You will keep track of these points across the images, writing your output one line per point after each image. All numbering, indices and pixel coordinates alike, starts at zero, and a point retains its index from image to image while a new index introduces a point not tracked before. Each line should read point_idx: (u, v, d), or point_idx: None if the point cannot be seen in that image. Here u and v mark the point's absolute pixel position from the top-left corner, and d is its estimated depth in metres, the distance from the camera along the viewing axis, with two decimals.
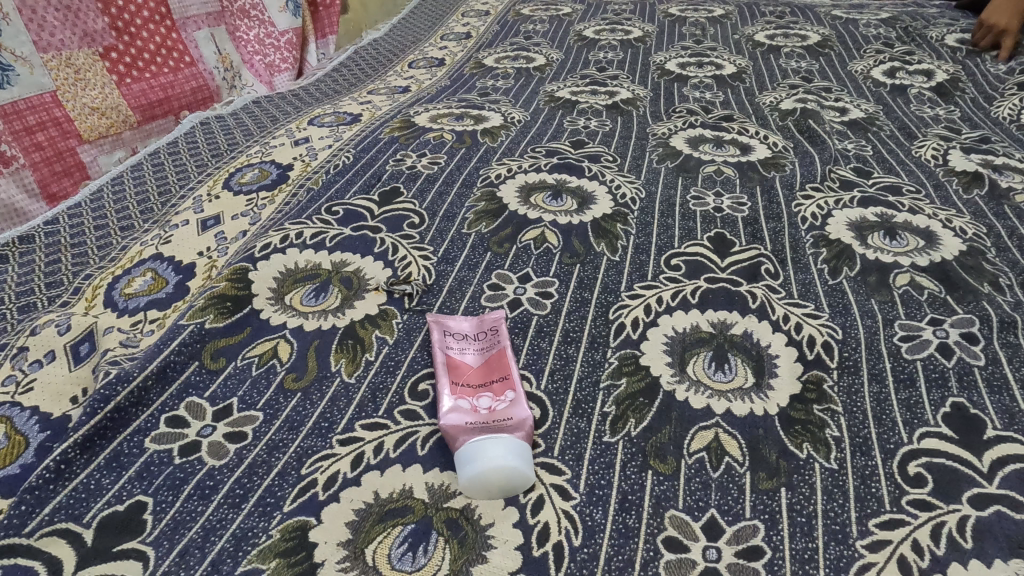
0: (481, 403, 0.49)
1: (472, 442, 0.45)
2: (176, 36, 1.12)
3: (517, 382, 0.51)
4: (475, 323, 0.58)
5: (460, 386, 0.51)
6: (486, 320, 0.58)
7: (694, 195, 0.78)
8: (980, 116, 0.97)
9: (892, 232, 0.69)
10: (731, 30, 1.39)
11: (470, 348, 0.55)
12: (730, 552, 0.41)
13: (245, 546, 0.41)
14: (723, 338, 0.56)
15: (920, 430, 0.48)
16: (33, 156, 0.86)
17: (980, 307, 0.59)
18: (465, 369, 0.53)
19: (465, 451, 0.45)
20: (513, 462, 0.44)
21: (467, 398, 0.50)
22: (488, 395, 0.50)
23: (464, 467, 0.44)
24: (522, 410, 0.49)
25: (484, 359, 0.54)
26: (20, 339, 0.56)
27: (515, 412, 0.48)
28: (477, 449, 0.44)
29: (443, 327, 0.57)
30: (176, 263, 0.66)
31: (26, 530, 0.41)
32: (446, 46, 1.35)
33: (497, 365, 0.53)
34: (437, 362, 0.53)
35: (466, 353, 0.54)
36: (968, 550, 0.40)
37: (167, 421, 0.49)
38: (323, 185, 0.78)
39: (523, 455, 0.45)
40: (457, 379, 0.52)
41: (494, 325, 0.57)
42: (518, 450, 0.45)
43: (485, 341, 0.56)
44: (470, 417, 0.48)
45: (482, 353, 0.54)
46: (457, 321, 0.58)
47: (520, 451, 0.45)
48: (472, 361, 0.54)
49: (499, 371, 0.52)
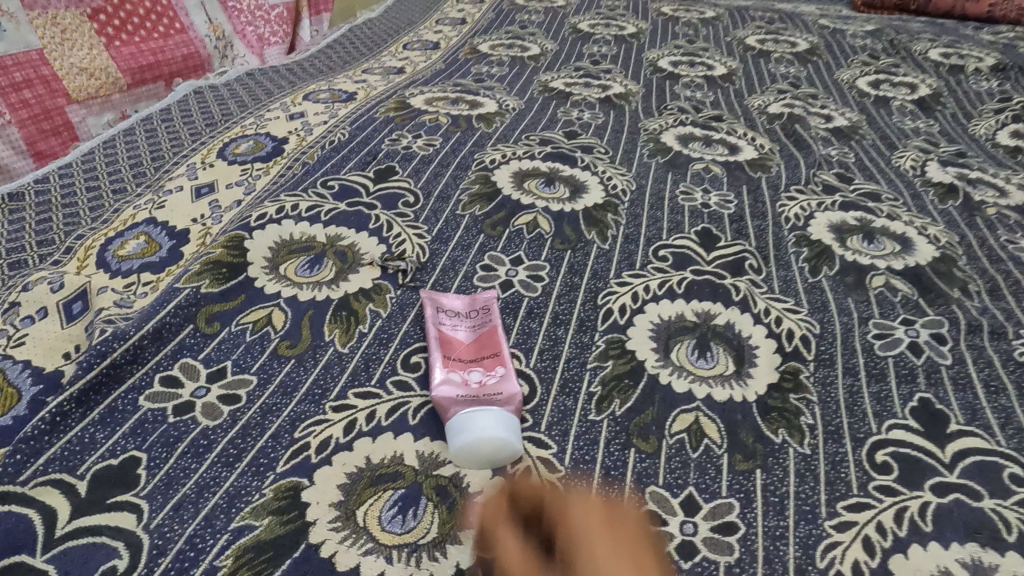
0: (471, 375, 0.51)
1: (464, 414, 0.47)
2: (167, 3, 1.11)
3: (507, 358, 0.53)
4: (469, 300, 0.59)
5: (452, 359, 0.53)
6: (478, 298, 0.59)
7: (683, 190, 0.80)
8: (957, 131, 1.01)
9: (870, 236, 0.72)
10: (722, 33, 1.41)
11: (462, 323, 0.57)
12: (706, 526, 0.43)
13: (239, 503, 0.42)
14: (707, 327, 0.58)
15: (889, 422, 0.50)
16: (20, 113, 0.85)
17: (950, 310, 0.62)
18: (458, 343, 0.54)
19: (456, 422, 0.47)
20: (501, 434, 0.45)
21: (457, 372, 0.51)
22: (479, 370, 0.52)
23: (453, 437, 0.46)
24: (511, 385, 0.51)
25: (475, 336, 0.55)
26: (11, 294, 0.56)
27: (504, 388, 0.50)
28: (469, 420, 0.46)
29: (437, 304, 0.58)
30: (170, 228, 0.66)
31: (21, 479, 0.42)
32: (442, 30, 1.36)
33: (488, 342, 0.55)
34: (429, 336, 0.55)
35: (459, 328, 0.56)
36: (928, 533, 0.43)
37: (162, 380, 0.49)
38: (319, 160, 0.79)
39: (512, 428, 0.47)
40: (448, 354, 0.53)
41: (487, 303, 0.59)
42: (506, 423, 0.46)
43: (479, 317, 0.57)
44: (462, 390, 0.50)
45: (475, 329, 0.56)
46: (451, 298, 0.59)
47: (509, 424, 0.46)
48: (465, 337, 0.55)
49: (490, 347, 0.54)
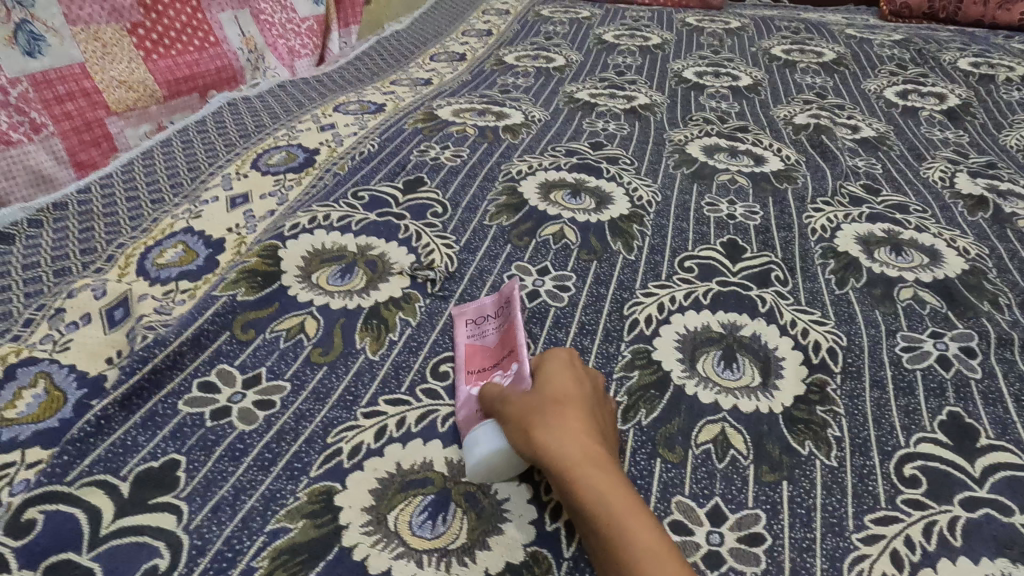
0: (490, 380, 0.51)
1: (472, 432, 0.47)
2: (201, 17, 1.14)
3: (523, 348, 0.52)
4: (493, 303, 0.59)
5: (476, 369, 0.53)
6: (501, 297, 0.59)
7: (709, 201, 0.80)
8: (987, 141, 1.00)
9: (898, 248, 0.72)
10: (747, 43, 1.41)
11: (487, 329, 0.57)
12: (732, 537, 0.43)
13: (274, 506, 0.43)
14: (733, 339, 0.59)
15: (917, 435, 0.50)
16: (63, 125, 0.88)
17: (979, 323, 0.61)
18: (483, 351, 0.55)
19: (469, 437, 0.47)
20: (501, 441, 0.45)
21: (480, 381, 0.52)
22: (499, 372, 0.52)
23: (466, 455, 0.46)
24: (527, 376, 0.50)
25: (497, 338, 0.56)
26: (57, 301, 0.58)
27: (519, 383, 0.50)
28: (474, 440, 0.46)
29: (464, 314, 0.59)
30: (206, 237, 0.68)
31: (68, 479, 0.44)
32: (468, 42, 1.37)
33: (507, 338, 0.55)
34: (456, 349, 0.56)
35: (484, 334, 0.57)
36: (957, 548, 0.43)
37: (200, 385, 0.51)
38: (349, 171, 0.81)
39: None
40: (472, 364, 0.54)
41: (509, 297, 0.59)
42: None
43: (502, 316, 0.57)
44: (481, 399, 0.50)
45: (498, 332, 0.56)
46: (478, 306, 0.60)
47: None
48: (490, 343, 0.56)
49: (509, 344, 0.54)
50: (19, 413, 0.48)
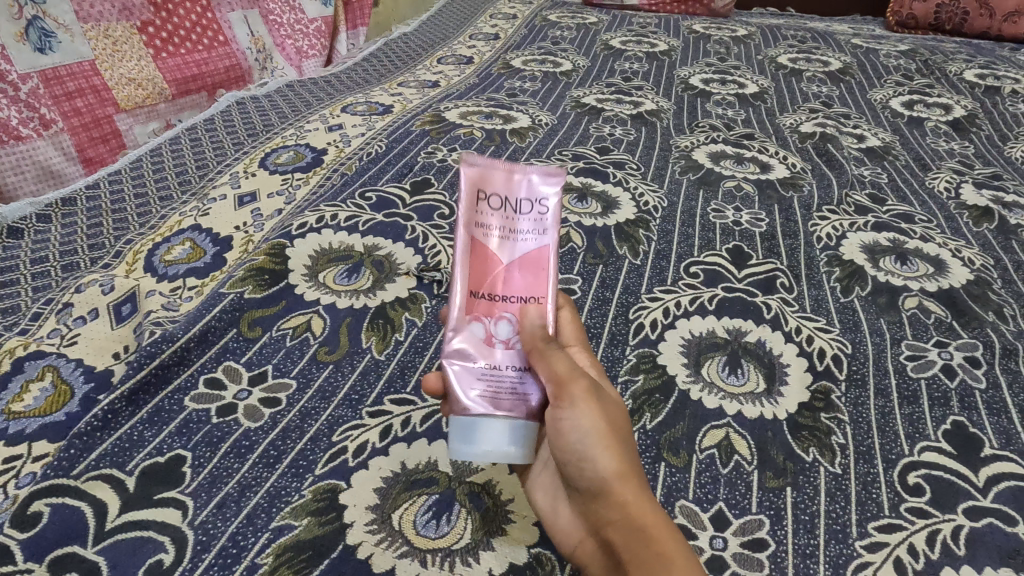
0: (497, 328, 0.42)
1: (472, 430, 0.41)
2: (211, 16, 1.15)
3: (551, 311, 0.43)
4: (526, 186, 0.42)
5: (484, 296, 0.42)
6: (541, 187, 0.43)
7: (714, 208, 0.80)
8: (992, 153, 1.00)
9: (903, 257, 0.72)
10: (754, 51, 1.42)
11: (510, 231, 0.42)
12: (735, 542, 0.43)
13: (279, 503, 0.43)
14: (738, 345, 0.59)
15: (921, 444, 0.50)
16: (72, 121, 0.88)
17: (984, 333, 0.61)
18: (497, 268, 0.42)
19: (463, 421, 0.41)
20: (508, 450, 0.41)
21: (484, 320, 0.42)
22: (514, 322, 0.42)
23: (460, 442, 0.41)
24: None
25: (520, 258, 0.42)
26: (65, 296, 0.59)
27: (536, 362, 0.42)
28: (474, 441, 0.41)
29: (484, 181, 0.42)
30: (214, 234, 0.68)
31: (75, 473, 0.44)
32: (475, 45, 1.38)
33: (537, 277, 0.43)
34: (459, 240, 0.42)
35: (504, 239, 0.42)
36: (961, 556, 0.43)
37: (206, 382, 0.51)
38: (357, 171, 0.81)
39: (528, 437, 0.41)
40: (480, 286, 0.42)
41: (551, 199, 0.43)
42: (516, 431, 0.41)
43: (534, 226, 0.42)
44: (483, 356, 0.42)
45: (525, 245, 0.42)
46: (502, 173, 0.42)
47: (521, 437, 0.41)
48: (505, 252, 0.42)
49: (537, 290, 0.43)
50: (26, 406, 0.49)
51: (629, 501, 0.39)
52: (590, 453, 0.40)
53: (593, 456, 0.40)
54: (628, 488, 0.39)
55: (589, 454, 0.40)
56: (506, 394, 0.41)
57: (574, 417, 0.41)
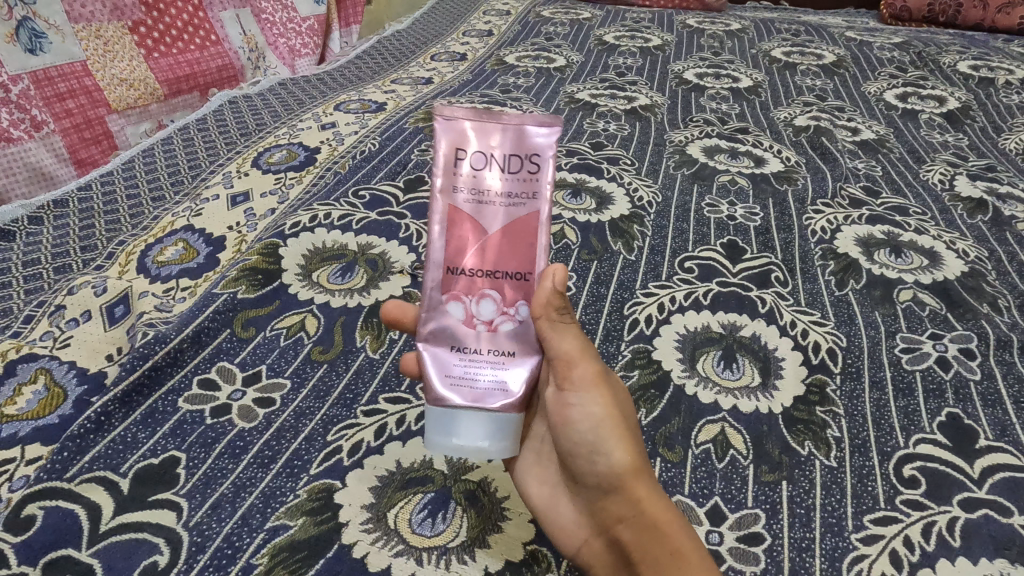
0: (475, 308, 0.42)
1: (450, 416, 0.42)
2: (203, 15, 1.14)
3: (536, 290, 0.42)
4: (506, 144, 0.41)
5: (462, 270, 0.42)
6: (524, 147, 0.41)
7: (709, 202, 0.80)
8: (987, 145, 1.00)
9: (897, 250, 0.72)
10: (748, 45, 1.42)
11: (490, 196, 0.41)
12: (731, 536, 0.43)
13: (274, 503, 0.43)
14: (733, 339, 0.59)
15: (916, 436, 0.50)
16: (64, 122, 0.88)
17: (978, 325, 0.61)
18: (476, 238, 0.42)
19: (439, 411, 0.42)
20: (481, 444, 0.42)
21: (463, 297, 0.42)
22: (494, 298, 0.42)
23: (437, 426, 0.42)
24: (529, 332, 0.43)
25: (502, 233, 0.42)
26: (58, 298, 0.58)
27: (515, 344, 0.43)
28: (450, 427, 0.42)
29: (462, 142, 0.42)
30: (207, 235, 0.68)
31: (68, 475, 0.44)
32: (468, 42, 1.37)
33: (518, 246, 0.42)
34: (436, 211, 0.42)
35: (483, 205, 0.41)
36: (956, 548, 0.43)
37: (200, 383, 0.51)
38: (350, 170, 0.81)
39: (503, 433, 0.42)
40: (458, 260, 0.42)
41: (535, 156, 0.42)
42: (491, 426, 0.42)
43: (515, 189, 0.41)
44: (462, 338, 0.42)
45: (506, 214, 0.42)
46: (481, 132, 0.42)
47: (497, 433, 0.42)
48: (487, 225, 0.42)
49: (520, 263, 0.42)
50: (18, 409, 0.49)
51: (642, 491, 0.42)
52: (602, 444, 0.42)
53: (607, 445, 0.42)
54: (639, 478, 0.42)
55: (600, 442, 0.43)
56: (483, 387, 0.42)
57: (586, 400, 0.43)
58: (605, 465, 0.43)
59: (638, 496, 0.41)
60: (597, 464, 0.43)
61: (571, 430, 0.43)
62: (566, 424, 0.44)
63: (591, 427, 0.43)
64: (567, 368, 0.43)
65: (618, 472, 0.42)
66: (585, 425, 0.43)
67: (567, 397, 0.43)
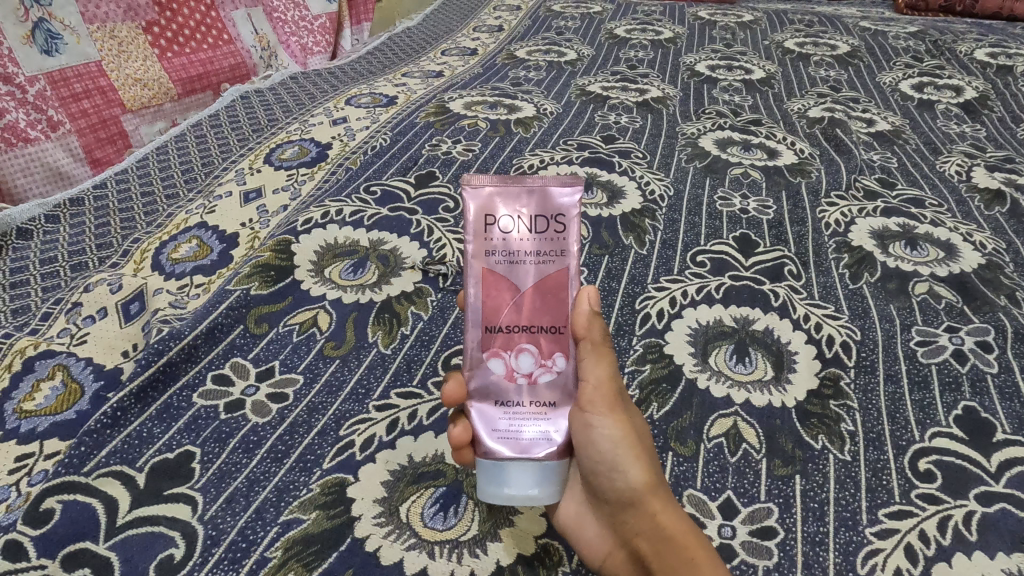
0: (515, 363, 0.42)
1: (500, 470, 0.41)
2: (215, 15, 1.15)
3: (571, 342, 0.42)
4: (532, 206, 0.41)
5: (499, 326, 0.42)
6: (551, 205, 0.41)
7: (722, 196, 0.79)
8: (1005, 135, 0.98)
9: (913, 242, 0.71)
10: (760, 36, 1.40)
11: (520, 254, 0.41)
12: (744, 530, 0.43)
13: (288, 497, 0.44)
14: (746, 333, 0.58)
15: (932, 430, 0.50)
16: (79, 122, 0.89)
17: (995, 317, 0.60)
18: (510, 296, 0.42)
19: (486, 465, 0.41)
20: (531, 492, 0.41)
21: (502, 353, 0.42)
22: (532, 351, 0.42)
23: (488, 484, 0.41)
24: (567, 383, 0.42)
25: (534, 290, 0.42)
26: (74, 295, 0.59)
27: (556, 396, 0.42)
28: (501, 481, 0.41)
29: (489, 206, 0.41)
30: (220, 232, 0.69)
31: (85, 469, 0.44)
32: (479, 37, 1.37)
33: (552, 300, 0.42)
34: (469, 271, 0.42)
35: (515, 263, 0.41)
36: (973, 542, 0.42)
37: (214, 378, 0.52)
38: (361, 166, 0.81)
39: (553, 478, 0.41)
40: (494, 317, 0.42)
41: (561, 215, 0.42)
42: (541, 474, 0.41)
43: (544, 247, 0.41)
44: (503, 392, 0.42)
45: (538, 271, 0.42)
46: (506, 196, 0.41)
47: (547, 479, 0.41)
48: (519, 283, 0.41)
49: (554, 316, 0.42)
50: (37, 405, 0.49)
51: (659, 508, 0.42)
52: (621, 464, 0.43)
53: (625, 464, 0.43)
54: (656, 495, 0.42)
55: (620, 462, 0.43)
56: (529, 438, 0.41)
57: (605, 423, 0.42)
58: (623, 483, 0.43)
59: (655, 510, 0.42)
60: (616, 482, 0.43)
61: (590, 450, 0.43)
62: (584, 444, 0.43)
63: (610, 447, 0.43)
64: (593, 393, 0.43)
65: (636, 488, 0.43)
66: (605, 446, 0.42)
67: (588, 420, 0.42)
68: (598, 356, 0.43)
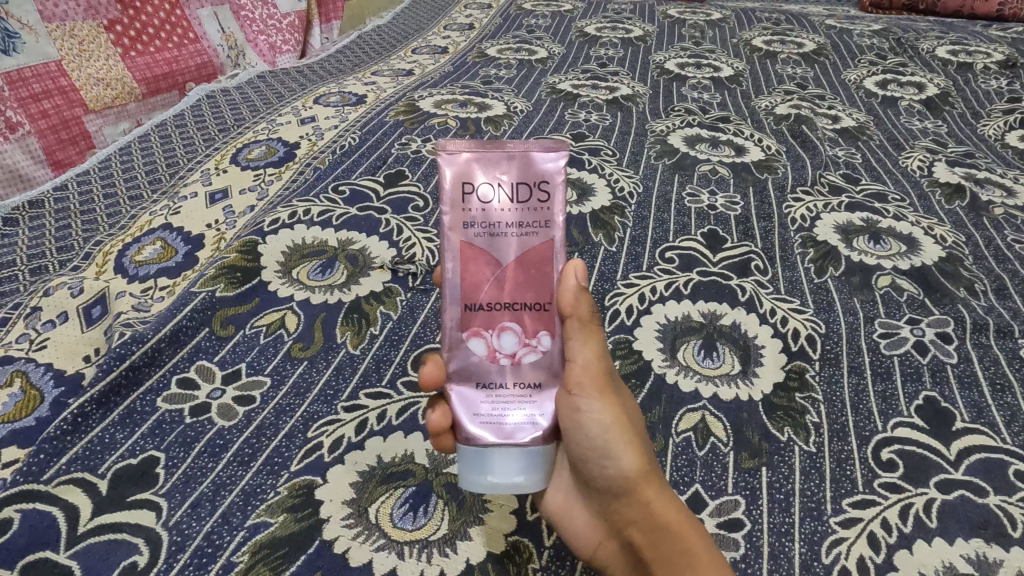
0: (498, 341, 0.42)
1: (484, 458, 0.41)
2: (180, 13, 1.13)
3: (556, 319, 0.42)
4: (513, 174, 0.41)
5: (481, 303, 0.41)
6: (532, 173, 0.41)
7: (690, 192, 0.80)
8: (965, 131, 1.01)
9: (876, 236, 0.73)
10: (729, 34, 1.42)
11: (501, 226, 0.41)
12: (712, 523, 0.44)
13: (254, 500, 0.43)
14: (713, 328, 0.59)
15: (894, 420, 0.51)
16: (39, 123, 0.87)
17: (955, 309, 0.62)
18: (492, 271, 0.41)
19: (470, 453, 0.41)
20: (517, 479, 0.40)
21: (484, 331, 0.42)
22: (516, 330, 0.42)
23: (472, 473, 0.41)
24: (553, 362, 0.42)
25: (517, 263, 0.41)
26: (34, 299, 0.58)
27: (540, 377, 0.42)
28: (486, 469, 0.41)
29: (468, 176, 0.41)
30: (185, 233, 0.67)
31: (45, 477, 0.43)
32: (449, 36, 1.37)
33: (535, 274, 0.42)
34: (449, 246, 0.42)
35: (496, 235, 0.41)
36: (933, 529, 0.43)
37: (179, 382, 0.51)
38: (330, 165, 0.80)
39: (538, 465, 0.41)
40: (475, 293, 0.41)
41: (543, 183, 0.41)
42: (526, 460, 0.41)
43: (526, 217, 0.41)
44: (486, 373, 0.42)
45: (520, 244, 0.41)
46: (486, 165, 0.41)
47: (532, 466, 0.41)
48: (501, 257, 0.41)
49: (537, 292, 0.42)
50: None
51: (651, 494, 0.43)
52: (612, 450, 0.43)
53: (616, 450, 0.43)
54: (648, 481, 0.43)
55: (611, 447, 0.43)
56: (513, 423, 0.41)
57: (595, 407, 0.43)
58: (614, 469, 0.43)
59: (647, 497, 0.42)
60: (607, 469, 0.44)
61: (580, 435, 0.43)
62: (574, 429, 0.43)
63: (600, 432, 0.43)
64: (580, 374, 0.42)
65: (628, 474, 0.43)
66: (596, 432, 0.43)
67: (577, 404, 0.42)
68: (586, 333, 0.43)
